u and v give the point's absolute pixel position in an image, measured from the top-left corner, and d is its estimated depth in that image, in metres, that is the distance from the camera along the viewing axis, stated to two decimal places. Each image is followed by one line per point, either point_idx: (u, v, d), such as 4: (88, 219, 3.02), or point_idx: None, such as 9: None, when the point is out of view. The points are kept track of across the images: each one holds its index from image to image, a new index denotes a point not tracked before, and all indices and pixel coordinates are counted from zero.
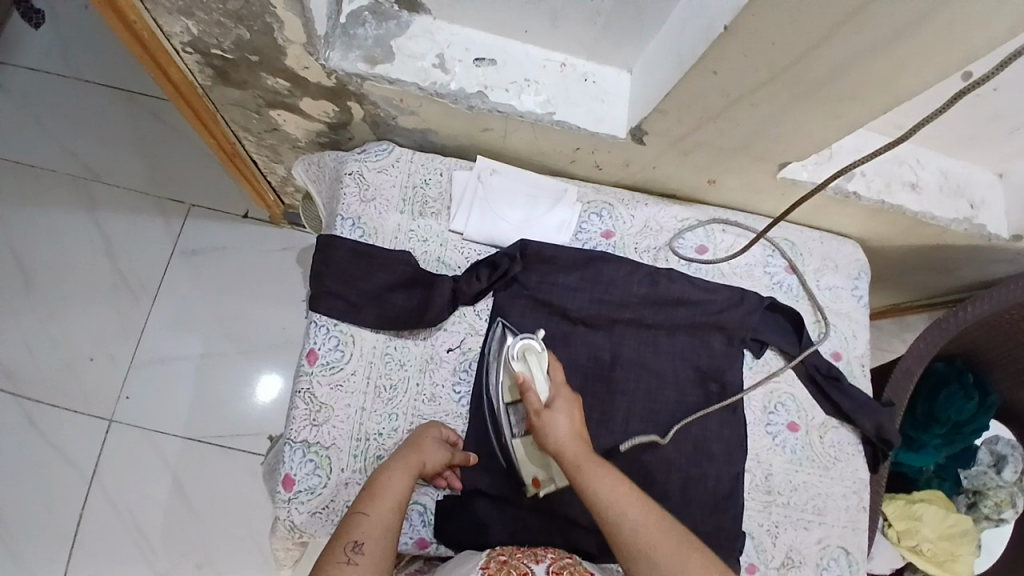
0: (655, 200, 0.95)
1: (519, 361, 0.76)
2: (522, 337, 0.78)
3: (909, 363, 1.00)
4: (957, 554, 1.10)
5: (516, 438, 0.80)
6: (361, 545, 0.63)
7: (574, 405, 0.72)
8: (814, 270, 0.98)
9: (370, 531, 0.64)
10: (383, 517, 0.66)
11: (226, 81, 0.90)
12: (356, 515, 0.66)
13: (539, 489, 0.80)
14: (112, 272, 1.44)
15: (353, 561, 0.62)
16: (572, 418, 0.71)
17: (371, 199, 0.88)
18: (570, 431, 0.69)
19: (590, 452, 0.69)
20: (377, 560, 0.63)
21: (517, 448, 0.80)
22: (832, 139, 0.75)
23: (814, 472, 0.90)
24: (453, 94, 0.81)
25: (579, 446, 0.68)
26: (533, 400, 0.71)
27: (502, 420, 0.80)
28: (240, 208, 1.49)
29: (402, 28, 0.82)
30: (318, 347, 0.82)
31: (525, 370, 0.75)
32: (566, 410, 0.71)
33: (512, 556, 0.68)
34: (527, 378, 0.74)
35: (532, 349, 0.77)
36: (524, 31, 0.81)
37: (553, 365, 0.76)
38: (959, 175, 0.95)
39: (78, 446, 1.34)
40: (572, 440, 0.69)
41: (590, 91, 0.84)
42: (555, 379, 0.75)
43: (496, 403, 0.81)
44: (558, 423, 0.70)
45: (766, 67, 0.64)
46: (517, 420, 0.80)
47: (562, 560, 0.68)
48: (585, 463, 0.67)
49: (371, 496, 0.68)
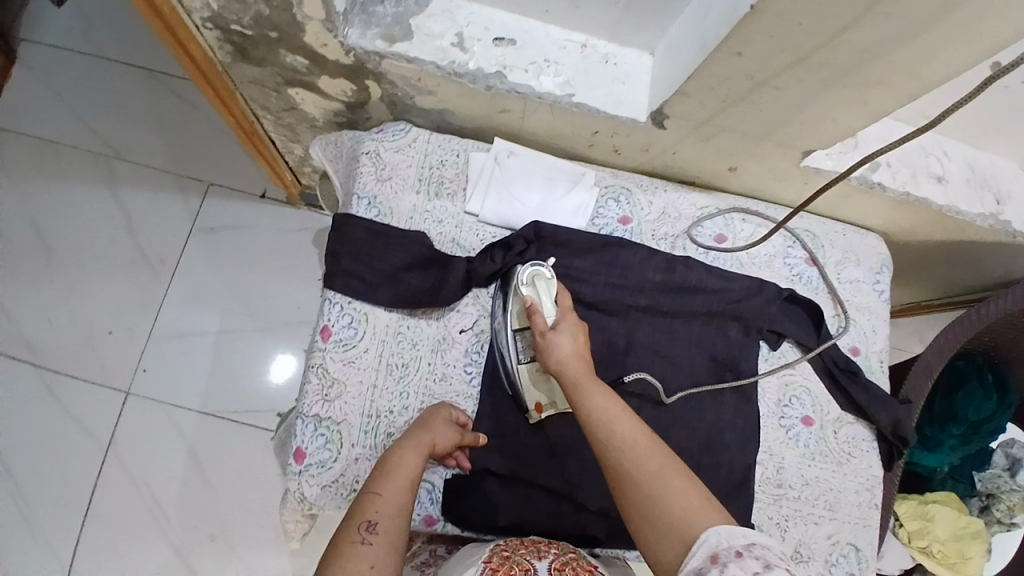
0: (674, 186, 0.94)
1: (528, 286, 0.79)
2: (532, 264, 0.81)
3: (929, 359, 0.97)
4: (968, 556, 1.08)
5: (523, 364, 0.82)
6: (376, 524, 0.64)
7: (579, 330, 0.73)
8: (834, 262, 0.96)
9: (383, 511, 0.65)
10: (396, 496, 0.67)
11: (246, 57, 0.90)
12: (370, 494, 0.66)
13: (540, 414, 0.82)
14: (132, 248, 1.45)
15: (368, 540, 0.63)
16: (576, 341, 0.72)
17: (388, 179, 0.88)
18: (571, 351, 0.70)
19: (589, 371, 0.69)
20: (391, 539, 0.64)
21: (522, 372, 0.81)
22: (858, 127, 0.73)
23: (826, 467, 0.89)
24: (472, 74, 0.80)
25: (579, 365, 0.69)
26: (539, 322, 0.74)
27: (508, 345, 0.82)
28: (258, 187, 1.50)
29: (421, 6, 0.81)
30: (332, 324, 0.82)
31: (533, 294, 0.78)
32: (570, 333, 0.72)
33: (516, 552, 0.69)
34: (535, 301, 0.77)
35: (542, 276, 0.79)
36: (545, 11, 0.80)
37: (561, 292, 0.79)
38: (988, 168, 0.92)
39: (96, 418, 1.36)
40: (573, 358, 0.70)
41: (611, 73, 0.83)
42: (563, 305, 0.77)
43: (509, 367, 0.82)
44: (559, 343, 0.71)
45: (791, 49, 0.62)
46: (524, 347, 0.82)
47: (565, 555, 0.69)
48: (581, 379, 0.68)
49: (384, 474, 0.69)
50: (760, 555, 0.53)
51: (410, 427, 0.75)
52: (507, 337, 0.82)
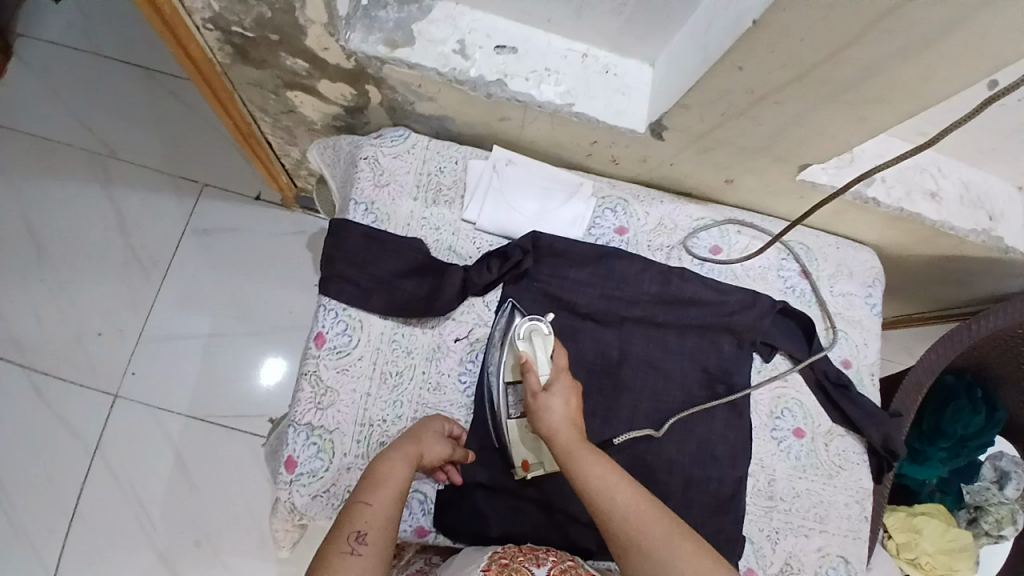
0: (670, 198, 0.94)
1: (524, 341, 0.76)
2: (530, 318, 0.78)
3: (918, 375, 0.98)
4: (955, 568, 1.10)
5: (511, 419, 0.80)
6: (365, 535, 0.63)
7: (572, 391, 0.71)
8: (828, 275, 0.97)
9: (372, 522, 0.64)
10: (386, 507, 0.66)
11: (246, 59, 0.89)
12: (358, 504, 0.65)
13: (527, 472, 0.80)
14: (124, 247, 1.44)
15: (357, 551, 0.62)
16: (568, 403, 0.70)
17: (385, 185, 0.87)
18: (564, 416, 0.69)
19: (583, 438, 0.68)
20: (379, 551, 0.63)
21: (510, 428, 0.80)
22: (855, 143, 0.74)
23: (817, 480, 0.90)
24: (473, 81, 0.80)
25: (572, 433, 0.67)
26: (531, 381, 0.72)
27: (500, 400, 0.80)
28: (253, 189, 1.49)
29: (424, 12, 0.80)
30: (326, 331, 0.82)
31: (529, 351, 0.75)
32: (563, 395, 0.70)
33: (515, 559, 0.68)
34: (530, 358, 0.74)
35: (540, 331, 0.77)
36: (547, 20, 0.80)
37: (557, 349, 0.75)
38: (981, 187, 0.94)
39: (83, 418, 1.34)
40: (565, 426, 0.68)
41: (611, 84, 0.83)
42: (559, 364, 0.74)
43: (498, 420, 0.81)
44: (553, 407, 0.69)
45: (795, 65, 0.62)
46: (515, 402, 0.80)
47: (563, 563, 0.70)
48: (576, 449, 0.66)
49: (373, 485, 0.67)
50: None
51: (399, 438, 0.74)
52: (497, 387, 0.80)
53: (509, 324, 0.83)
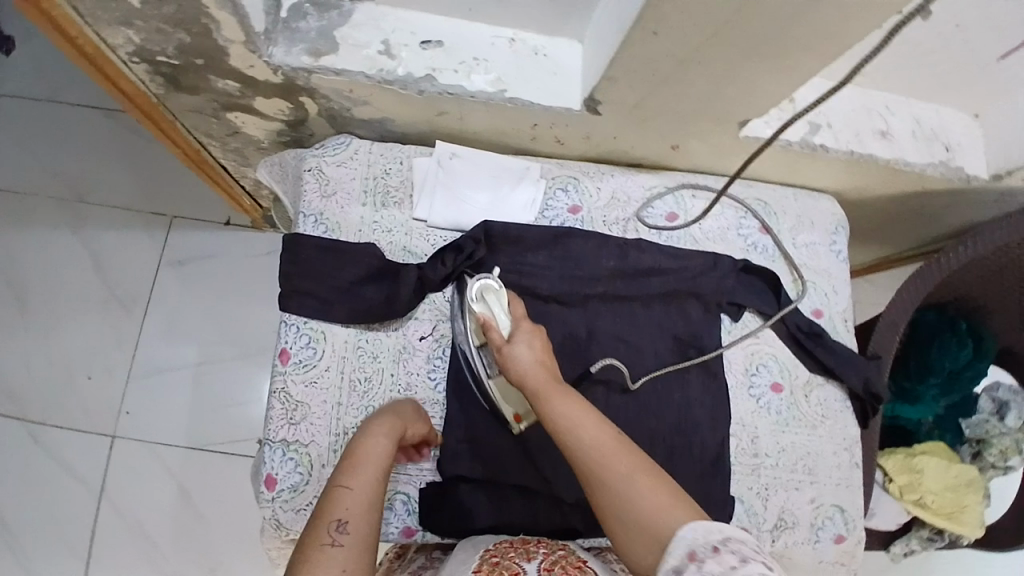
0: (621, 170, 0.94)
1: (478, 302, 0.77)
2: (481, 277, 0.80)
3: (894, 316, 0.96)
4: (965, 504, 1.08)
5: (493, 378, 0.81)
6: (345, 523, 0.59)
7: (535, 335, 0.70)
8: (789, 228, 0.96)
9: (353, 508, 0.61)
10: (366, 491, 0.63)
11: (179, 87, 0.89)
12: (338, 487, 0.63)
13: (521, 424, 0.81)
14: (102, 289, 1.45)
15: (338, 540, 0.58)
16: (535, 349, 0.68)
17: (332, 194, 0.87)
18: (532, 360, 0.67)
19: (554, 378, 0.65)
20: (362, 538, 0.59)
21: (494, 386, 0.81)
22: (788, 92, 0.73)
23: (801, 433, 0.89)
24: (401, 81, 0.79)
25: (542, 375, 0.65)
26: (494, 337, 0.70)
27: (475, 363, 0.81)
28: (221, 215, 1.49)
29: (345, 18, 0.80)
30: (290, 346, 0.82)
31: (486, 310, 0.76)
32: (527, 341, 0.68)
33: (505, 557, 0.68)
34: (489, 317, 0.74)
35: (491, 288, 0.78)
36: (468, 10, 0.79)
37: (512, 301, 0.76)
38: (932, 120, 0.93)
39: (84, 461, 1.36)
40: (534, 369, 0.66)
41: (542, 65, 0.82)
42: (517, 313, 0.74)
43: (480, 383, 0.82)
44: (518, 354, 0.67)
45: (708, 24, 0.62)
46: (489, 361, 0.80)
47: (554, 554, 0.68)
48: (546, 391, 0.63)
49: (353, 466, 0.65)
50: (737, 549, 0.50)
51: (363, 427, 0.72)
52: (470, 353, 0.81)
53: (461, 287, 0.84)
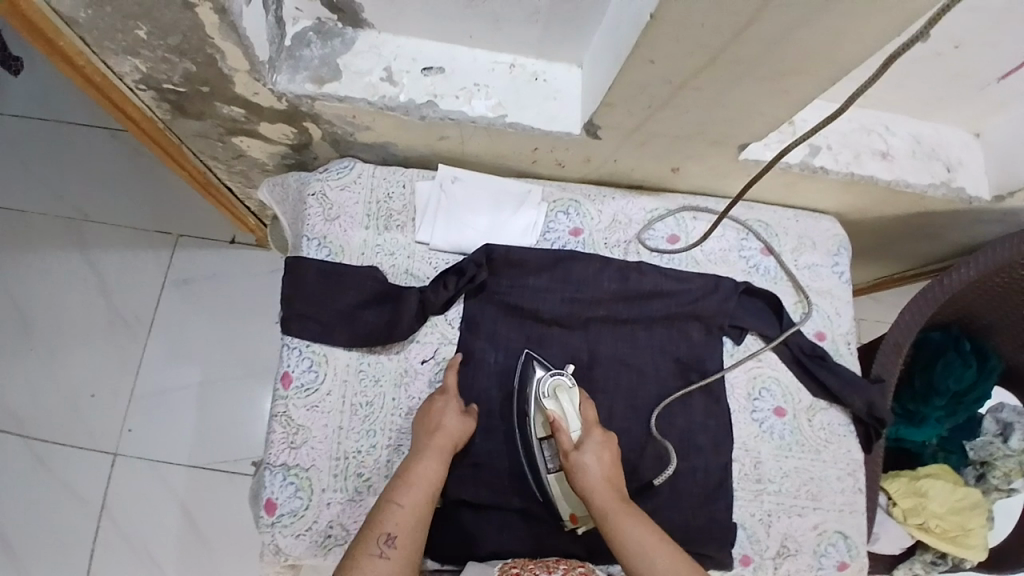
0: (622, 193, 0.94)
1: (550, 399, 0.77)
2: (553, 372, 0.79)
3: (896, 337, 0.96)
4: (970, 528, 1.07)
5: (553, 474, 0.77)
6: (394, 538, 0.67)
7: (605, 446, 0.75)
8: (791, 249, 0.96)
9: (403, 524, 0.68)
10: (416, 510, 0.70)
11: (184, 113, 0.91)
12: (391, 505, 0.70)
13: (576, 525, 0.78)
14: (107, 308, 1.45)
15: (385, 554, 0.66)
16: (602, 461, 0.74)
17: (335, 218, 0.88)
18: (600, 474, 0.73)
19: (619, 495, 0.72)
20: (406, 554, 0.67)
21: (552, 484, 0.77)
22: (785, 116, 0.74)
23: (804, 457, 0.88)
24: (403, 106, 0.80)
25: (609, 492, 0.72)
26: (563, 441, 0.75)
27: (536, 455, 0.78)
28: (226, 234, 1.50)
29: (347, 45, 0.81)
30: (292, 370, 0.82)
31: (557, 408, 0.77)
32: (596, 453, 0.74)
33: (525, 568, 0.72)
34: (559, 417, 0.76)
35: (563, 386, 0.78)
36: (468, 36, 0.81)
37: (583, 401, 0.79)
38: (931, 140, 0.93)
39: (87, 481, 1.36)
40: (602, 483, 0.72)
41: (541, 90, 0.83)
42: (587, 417, 0.78)
43: (538, 475, 0.78)
44: (588, 466, 0.73)
45: (703, 50, 0.62)
46: (551, 456, 0.78)
47: (574, 571, 0.73)
48: (612, 510, 0.70)
49: (406, 485, 0.71)
50: None
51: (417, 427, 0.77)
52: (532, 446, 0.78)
53: (527, 371, 0.81)
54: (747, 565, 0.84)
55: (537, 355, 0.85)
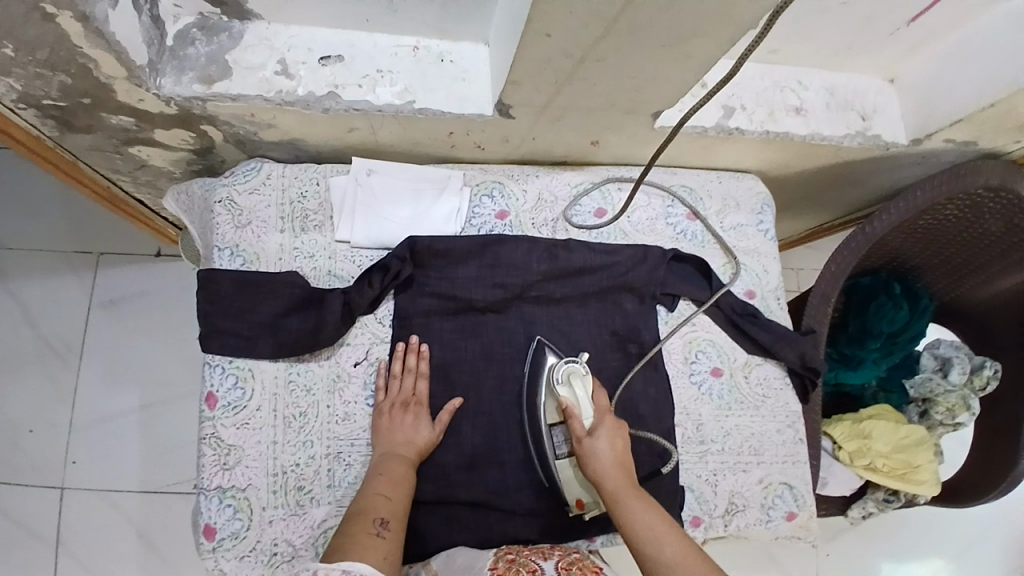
0: (546, 170, 0.93)
1: (564, 385, 0.78)
2: (566, 359, 0.80)
3: (824, 288, 0.97)
4: (917, 464, 1.10)
5: (561, 459, 0.78)
6: (388, 522, 0.68)
7: (617, 434, 0.75)
8: (717, 212, 0.96)
9: (394, 512, 0.70)
10: (400, 499, 0.72)
11: (72, 128, 0.84)
12: (378, 496, 0.71)
13: (584, 512, 0.79)
14: (32, 336, 1.33)
15: (382, 533, 0.67)
16: (613, 447, 0.74)
17: (246, 224, 0.84)
18: (611, 460, 0.73)
19: (630, 480, 0.72)
20: (400, 537, 0.68)
21: (561, 468, 0.78)
22: (693, 80, 0.73)
23: (744, 414, 0.90)
24: (303, 100, 0.76)
25: (620, 477, 0.72)
26: (576, 427, 0.75)
27: (546, 440, 0.79)
28: (151, 246, 1.39)
29: (236, 39, 0.76)
30: (216, 390, 0.78)
31: (570, 395, 0.77)
32: (608, 438, 0.74)
33: (520, 555, 0.70)
34: (572, 404, 0.77)
35: (577, 371, 0.79)
36: (365, 20, 0.77)
37: (596, 389, 0.79)
38: (845, 90, 0.93)
39: (38, 515, 1.26)
40: (613, 469, 0.72)
41: (449, 72, 0.80)
42: (600, 404, 0.78)
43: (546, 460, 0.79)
44: (599, 450, 0.73)
45: (598, 21, 0.60)
46: (562, 441, 0.79)
47: (569, 555, 0.70)
48: (623, 494, 0.70)
49: (388, 480, 0.73)
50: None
51: (378, 432, 0.78)
52: (542, 433, 0.79)
53: (539, 358, 0.82)
54: (698, 525, 0.85)
55: (548, 341, 0.85)
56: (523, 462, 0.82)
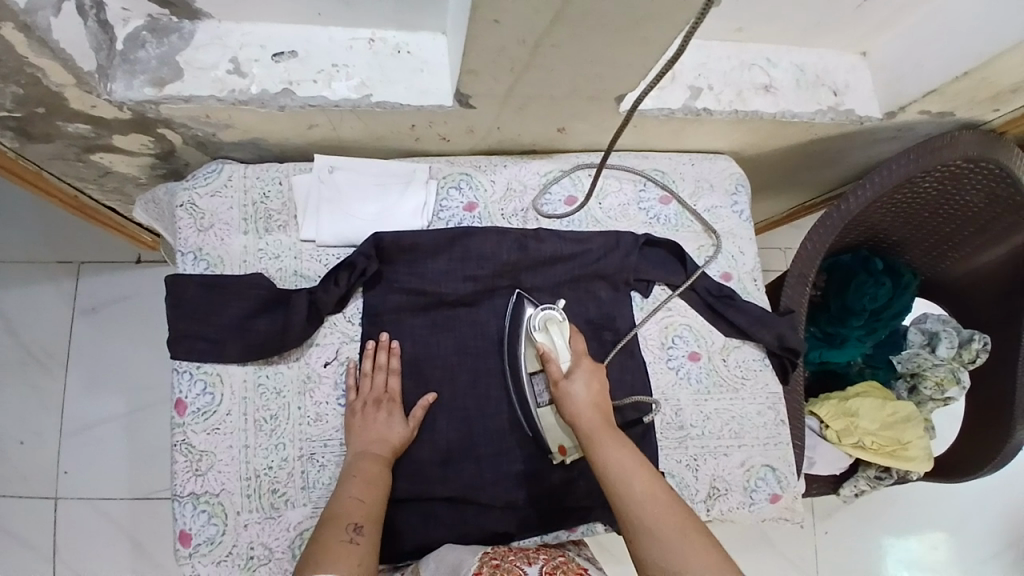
0: (514, 159, 0.91)
1: (541, 332, 0.78)
2: (544, 307, 0.80)
3: (800, 267, 0.96)
4: (905, 441, 1.09)
5: (543, 407, 0.78)
6: (361, 527, 0.68)
7: (594, 377, 0.75)
8: (690, 195, 0.95)
9: (368, 516, 0.69)
10: (374, 501, 0.71)
11: (30, 137, 0.83)
12: (352, 499, 0.70)
13: (565, 456, 0.80)
14: (17, 348, 1.33)
15: (354, 540, 0.66)
16: (590, 389, 0.74)
17: (209, 227, 0.83)
18: (587, 402, 0.73)
19: (607, 420, 0.72)
20: (373, 542, 0.68)
21: (543, 415, 0.78)
22: (652, 64, 0.71)
23: (723, 397, 0.89)
24: (258, 99, 0.75)
25: (597, 418, 0.71)
26: (553, 370, 0.74)
27: (526, 389, 0.79)
28: (131, 253, 1.37)
29: (187, 40, 0.75)
30: (185, 396, 0.78)
31: (547, 341, 0.77)
32: (585, 381, 0.74)
33: (505, 559, 0.69)
34: (550, 349, 0.76)
35: (555, 319, 0.78)
36: (318, 14, 0.75)
37: (573, 335, 0.79)
38: (817, 65, 0.91)
39: (30, 525, 1.26)
40: (590, 410, 0.72)
41: (406, 63, 0.78)
42: (577, 349, 0.78)
43: (528, 411, 0.79)
44: (576, 393, 0.73)
45: (546, 7, 0.59)
46: (542, 389, 0.79)
47: (554, 559, 0.71)
48: (598, 435, 0.70)
49: (363, 481, 0.72)
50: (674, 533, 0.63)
51: (352, 431, 0.77)
52: (522, 381, 0.79)
53: (519, 310, 0.83)
54: None
55: (528, 296, 0.85)
56: (498, 455, 0.81)
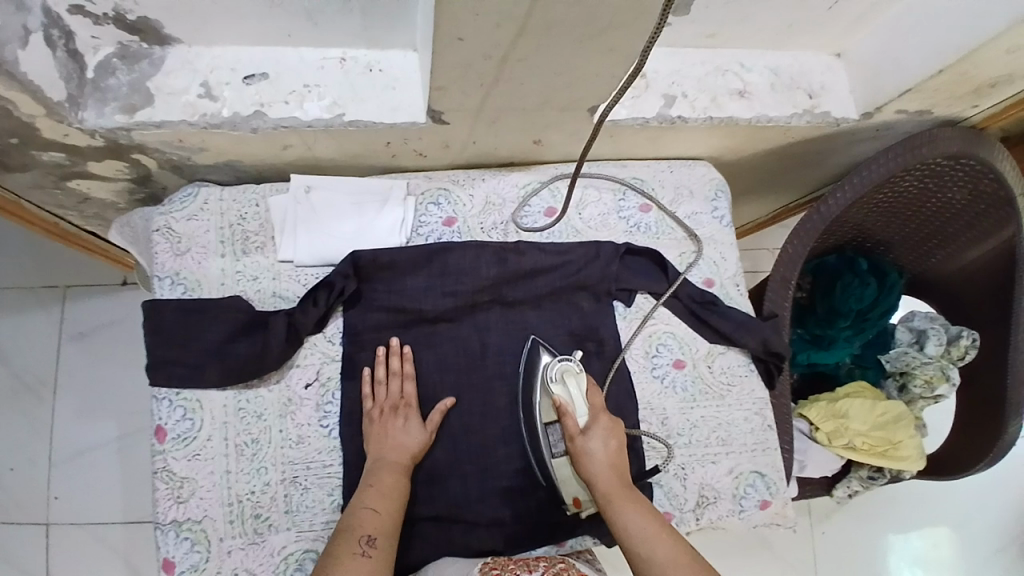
0: (491, 173, 0.91)
1: (558, 383, 0.79)
2: (561, 357, 0.80)
3: (783, 271, 0.96)
4: (897, 441, 1.08)
5: (557, 457, 0.78)
6: (375, 539, 0.67)
7: (611, 433, 0.76)
8: (670, 202, 0.95)
9: (382, 527, 0.69)
10: (389, 513, 0.71)
11: (5, 167, 0.83)
12: (367, 511, 0.70)
13: (579, 509, 0.79)
14: (5, 375, 1.32)
15: (367, 553, 0.66)
16: (607, 447, 0.75)
17: (186, 251, 0.82)
18: (604, 460, 0.74)
19: (624, 482, 0.73)
20: (388, 553, 0.67)
21: (556, 466, 0.78)
22: (622, 75, 0.71)
23: (709, 405, 0.88)
24: (229, 122, 0.75)
25: (613, 479, 0.73)
26: (569, 425, 0.76)
27: (541, 438, 0.79)
28: (117, 276, 1.37)
29: (156, 65, 0.74)
30: (165, 423, 0.77)
31: (563, 393, 0.78)
32: (601, 438, 0.75)
33: (506, 569, 0.68)
34: (568, 402, 0.77)
35: (572, 370, 0.79)
36: (286, 35, 0.74)
37: (590, 387, 0.80)
38: (792, 68, 0.91)
39: (23, 553, 1.25)
40: (606, 469, 0.74)
41: (377, 81, 0.78)
42: (594, 403, 0.79)
43: (541, 459, 0.79)
44: (593, 450, 0.75)
45: (509, 20, 0.59)
46: (557, 439, 0.79)
47: (555, 567, 0.68)
48: (614, 492, 0.72)
49: (379, 492, 0.72)
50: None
51: (369, 437, 0.77)
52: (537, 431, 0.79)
53: (535, 356, 0.82)
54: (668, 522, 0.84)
55: (544, 342, 0.85)
56: (484, 471, 0.81)
